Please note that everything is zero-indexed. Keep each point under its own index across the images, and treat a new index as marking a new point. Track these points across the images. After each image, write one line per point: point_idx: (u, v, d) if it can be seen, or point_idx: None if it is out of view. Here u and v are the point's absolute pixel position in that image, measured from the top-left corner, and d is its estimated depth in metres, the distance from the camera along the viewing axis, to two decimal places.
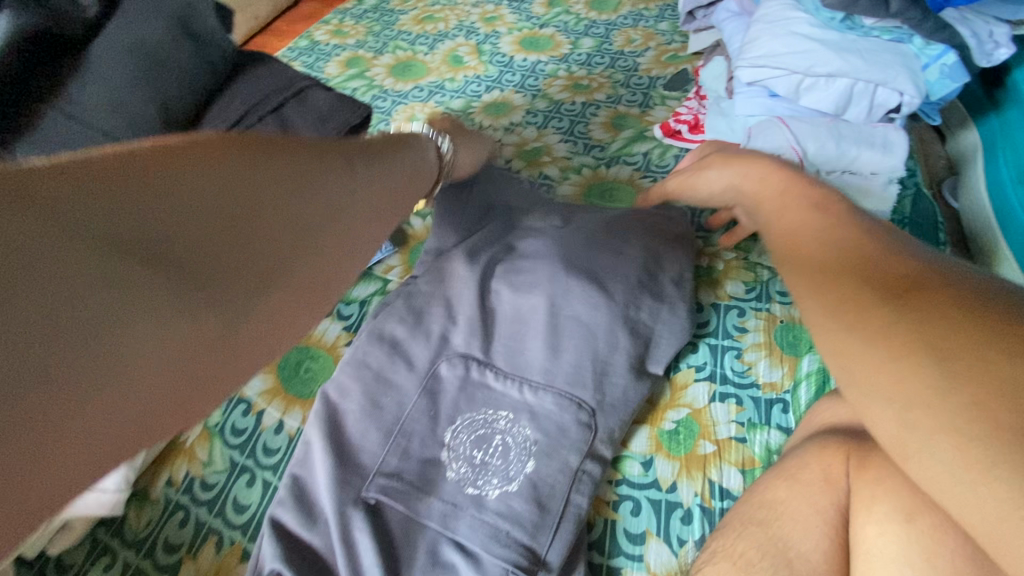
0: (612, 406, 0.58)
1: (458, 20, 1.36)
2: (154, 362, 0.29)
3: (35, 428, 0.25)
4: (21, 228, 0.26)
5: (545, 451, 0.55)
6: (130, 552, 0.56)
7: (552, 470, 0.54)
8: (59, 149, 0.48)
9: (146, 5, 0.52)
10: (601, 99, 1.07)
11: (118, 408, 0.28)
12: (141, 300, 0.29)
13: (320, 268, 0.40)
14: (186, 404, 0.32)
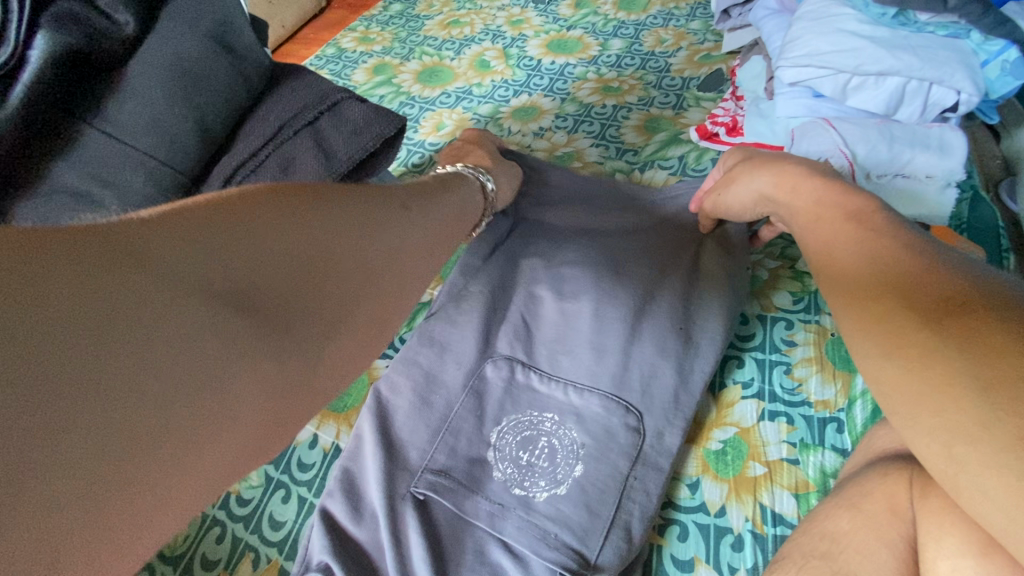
0: (660, 408, 0.58)
1: (484, 24, 1.35)
2: (242, 402, 0.32)
3: (133, 472, 0.27)
4: (131, 280, 0.29)
5: (593, 454, 0.56)
6: (167, 569, 0.56)
7: (601, 473, 0.55)
8: (102, 169, 0.48)
9: (182, 19, 0.49)
10: (632, 101, 1.05)
11: (210, 446, 0.30)
12: (233, 343, 0.32)
13: (378, 308, 0.44)
14: (263, 446, 0.34)
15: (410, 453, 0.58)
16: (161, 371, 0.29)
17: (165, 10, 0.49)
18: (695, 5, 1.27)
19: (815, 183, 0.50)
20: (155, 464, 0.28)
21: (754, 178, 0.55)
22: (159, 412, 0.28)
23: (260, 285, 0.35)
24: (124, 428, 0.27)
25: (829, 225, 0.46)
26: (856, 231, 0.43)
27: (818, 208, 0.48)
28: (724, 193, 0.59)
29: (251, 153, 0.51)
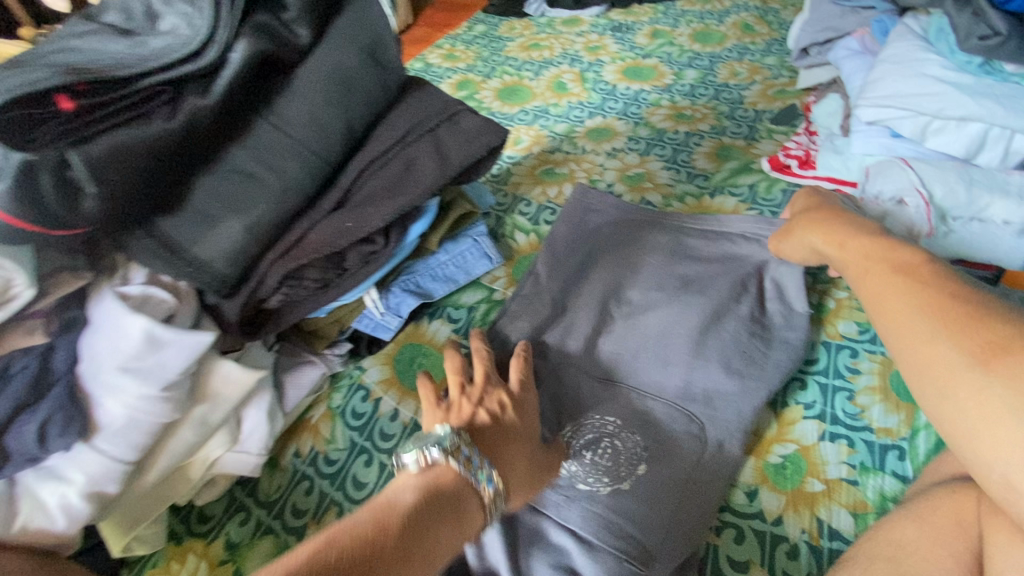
0: (723, 421, 0.62)
1: (563, 48, 1.42)
2: None
3: None
4: None
5: (658, 458, 0.59)
6: (262, 512, 0.63)
7: (665, 474, 0.58)
8: (270, 162, 0.49)
9: (348, 29, 0.51)
10: (705, 130, 1.09)
11: None
12: None
13: None
14: None
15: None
16: None
17: (334, 22, 0.50)
18: (770, 41, 1.33)
19: (861, 242, 0.51)
20: None
21: (808, 235, 0.59)
22: None
23: None
24: None
25: (877, 279, 0.46)
26: (906, 273, 0.45)
27: (867, 256, 0.49)
28: (783, 231, 0.63)
29: (380, 152, 0.55)
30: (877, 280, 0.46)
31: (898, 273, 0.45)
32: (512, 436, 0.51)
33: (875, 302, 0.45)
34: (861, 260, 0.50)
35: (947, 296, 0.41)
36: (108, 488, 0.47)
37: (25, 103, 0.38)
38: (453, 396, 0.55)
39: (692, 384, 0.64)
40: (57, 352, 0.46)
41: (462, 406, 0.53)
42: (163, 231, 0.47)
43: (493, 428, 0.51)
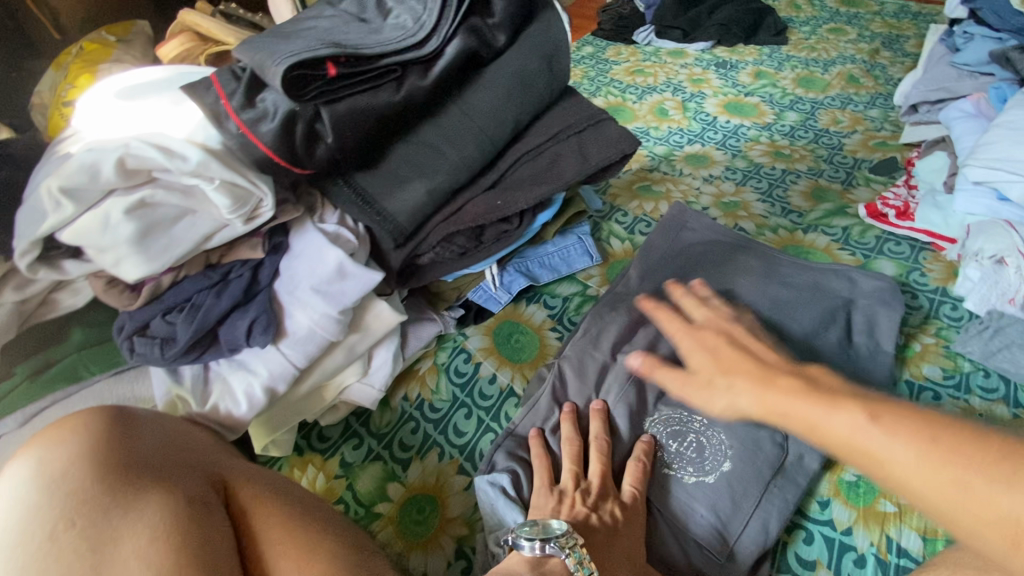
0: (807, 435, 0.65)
1: (667, 77, 1.49)
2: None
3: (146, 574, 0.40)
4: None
5: (741, 457, 0.64)
6: (373, 441, 0.72)
7: (746, 472, 0.63)
8: (450, 140, 0.58)
9: (535, 40, 0.59)
10: (802, 170, 1.13)
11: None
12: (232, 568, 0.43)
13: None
14: None
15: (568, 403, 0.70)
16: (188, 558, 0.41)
17: (526, 32, 0.59)
18: (875, 95, 1.36)
19: (794, 404, 0.45)
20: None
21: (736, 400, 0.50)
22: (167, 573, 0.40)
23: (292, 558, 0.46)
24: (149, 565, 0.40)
25: (844, 433, 0.41)
26: (867, 423, 0.40)
27: (809, 420, 0.43)
28: (702, 392, 0.53)
29: (535, 145, 0.64)
30: (858, 439, 0.40)
31: (860, 429, 0.40)
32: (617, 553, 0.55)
33: (856, 458, 0.41)
34: (794, 418, 0.45)
35: (925, 432, 0.38)
36: (278, 387, 0.56)
37: (303, 66, 0.47)
38: (566, 484, 0.61)
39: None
40: (263, 268, 0.56)
41: (574, 502, 0.58)
42: (360, 184, 0.58)
43: (603, 532, 0.56)
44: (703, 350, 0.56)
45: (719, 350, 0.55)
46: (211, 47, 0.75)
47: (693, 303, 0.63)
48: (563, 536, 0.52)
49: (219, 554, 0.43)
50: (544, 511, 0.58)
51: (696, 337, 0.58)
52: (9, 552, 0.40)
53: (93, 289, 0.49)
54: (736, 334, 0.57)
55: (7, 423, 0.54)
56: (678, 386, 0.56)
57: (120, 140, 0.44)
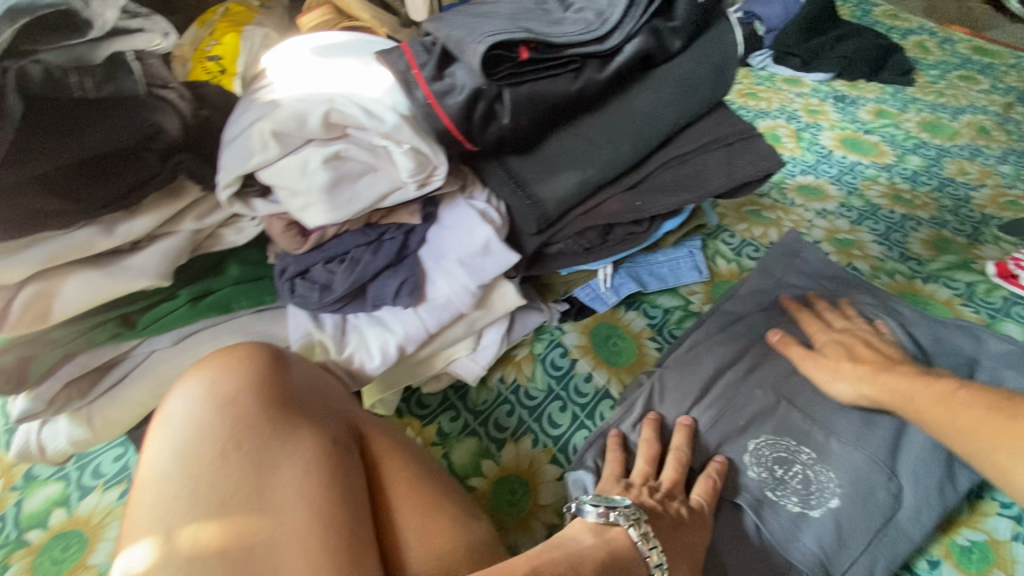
0: (925, 489, 0.62)
1: (781, 104, 1.44)
2: (348, 527, 0.43)
3: (280, 499, 0.43)
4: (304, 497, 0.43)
5: (852, 496, 0.63)
6: (470, 416, 0.74)
7: (856, 515, 0.62)
8: (607, 135, 0.59)
9: (706, 49, 0.59)
10: (923, 217, 1.08)
11: (324, 532, 0.42)
12: (357, 503, 0.45)
13: (450, 542, 0.48)
14: (352, 545, 0.42)
15: (662, 412, 0.70)
16: (323, 485, 0.44)
17: (698, 41, 0.59)
18: (1007, 150, 1.28)
19: (900, 381, 0.61)
20: (256, 513, 0.41)
21: (856, 382, 0.64)
22: (301, 497, 0.43)
23: (404, 502, 0.49)
24: (285, 492, 0.43)
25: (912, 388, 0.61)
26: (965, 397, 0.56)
27: (912, 394, 0.60)
28: (828, 371, 0.67)
29: (683, 152, 0.63)
30: (953, 408, 0.56)
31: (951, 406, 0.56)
32: (676, 544, 0.56)
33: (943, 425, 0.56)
34: (903, 395, 0.60)
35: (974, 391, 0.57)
36: (408, 347, 0.59)
37: (499, 46, 0.49)
38: (635, 479, 0.62)
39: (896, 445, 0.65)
40: (414, 234, 0.58)
41: (641, 492, 0.60)
42: (513, 167, 0.60)
43: (668, 521, 0.58)
44: (838, 347, 0.69)
45: (853, 348, 0.68)
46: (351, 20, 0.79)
47: (836, 315, 0.75)
48: (625, 508, 0.55)
49: (359, 498, 0.46)
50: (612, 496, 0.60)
51: (832, 339, 0.71)
52: (184, 462, 0.43)
53: (272, 228, 0.52)
54: (873, 341, 0.70)
55: (163, 339, 0.59)
56: (806, 357, 0.70)
57: (326, 95, 0.48)
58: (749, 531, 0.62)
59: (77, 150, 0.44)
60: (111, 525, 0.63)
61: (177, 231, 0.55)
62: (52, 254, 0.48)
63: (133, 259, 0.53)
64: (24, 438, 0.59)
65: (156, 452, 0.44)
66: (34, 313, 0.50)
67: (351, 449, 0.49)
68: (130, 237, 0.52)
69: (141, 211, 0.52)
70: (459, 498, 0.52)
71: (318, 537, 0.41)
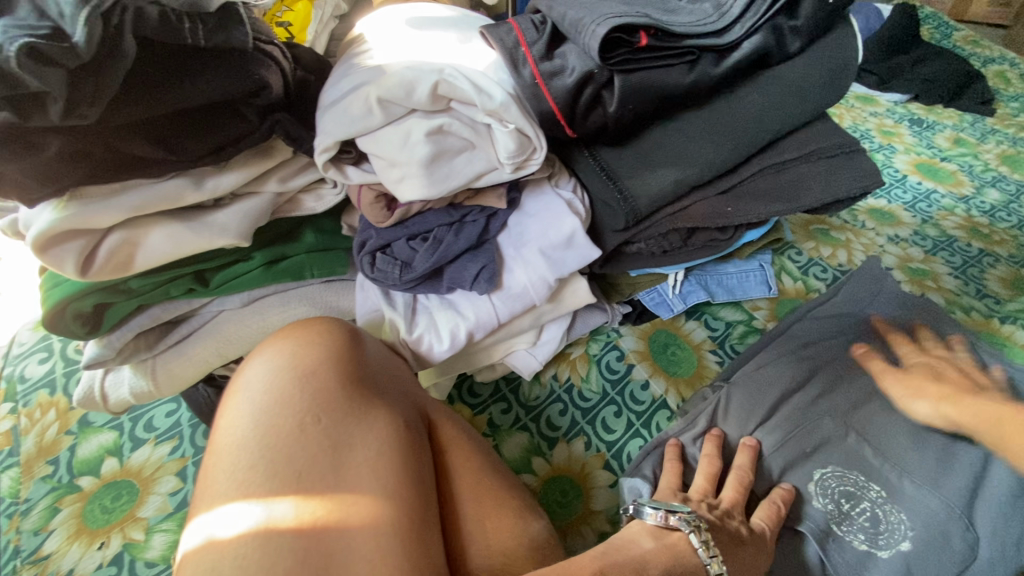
0: (1005, 542, 0.58)
1: (853, 122, 1.39)
2: (424, 513, 0.42)
3: (357, 479, 0.41)
4: (380, 479, 0.41)
5: (925, 540, 0.59)
6: (522, 411, 0.72)
7: (929, 562, 0.58)
8: (709, 134, 0.56)
9: (824, 53, 0.56)
10: (1002, 254, 1.03)
11: (401, 518, 0.40)
12: (429, 490, 0.44)
13: (517, 536, 0.46)
14: (427, 535, 0.41)
15: (725, 429, 0.68)
16: (397, 466, 0.43)
17: (816, 45, 0.56)
18: None
19: (994, 409, 0.63)
20: (333, 491, 0.40)
21: (938, 405, 0.65)
22: (377, 477, 0.41)
23: (470, 490, 0.48)
24: (362, 471, 0.41)
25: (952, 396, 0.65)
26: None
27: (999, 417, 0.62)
28: (907, 389, 0.67)
29: (782, 160, 0.60)
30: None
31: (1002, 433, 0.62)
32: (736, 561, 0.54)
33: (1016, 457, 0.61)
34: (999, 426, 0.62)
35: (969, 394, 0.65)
36: (476, 334, 0.57)
37: (619, 29, 0.47)
38: (693, 493, 0.60)
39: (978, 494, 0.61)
40: (495, 218, 0.56)
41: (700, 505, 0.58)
42: (605, 159, 0.58)
43: (728, 536, 0.55)
44: (923, 368, 0.69)
45: (912, 392, 0.67)
46: None
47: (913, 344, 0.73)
48: (687, 513, 0.52)
49: (430, 481, 0.44)
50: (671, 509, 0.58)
51: (921, 360, 0.71)
52: (262, 430, 0.42)
53: (360, 199, 0.51)
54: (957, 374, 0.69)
55: (233, 299, 0.58)
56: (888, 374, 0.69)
57: (435, 66, 0.46)
58: (811, 563, 0.60)
59: (181, 99, 0.43)
60: (161, 480, 0.62)
61: (260, 192, 0.54)
62: (139, 203, 0.47)
63: (216, 215, 0.51)
64: (89, 383, 0.59)
65: (234, 418, 0.44)
66: (118, 261, 0.49)
67: (422, 432, 0.47)
68: (217, 193, 0.50)
69: (230, 166, 0.51)
70: (523, 492, 0.50)
71: (394, 522, 0.40)
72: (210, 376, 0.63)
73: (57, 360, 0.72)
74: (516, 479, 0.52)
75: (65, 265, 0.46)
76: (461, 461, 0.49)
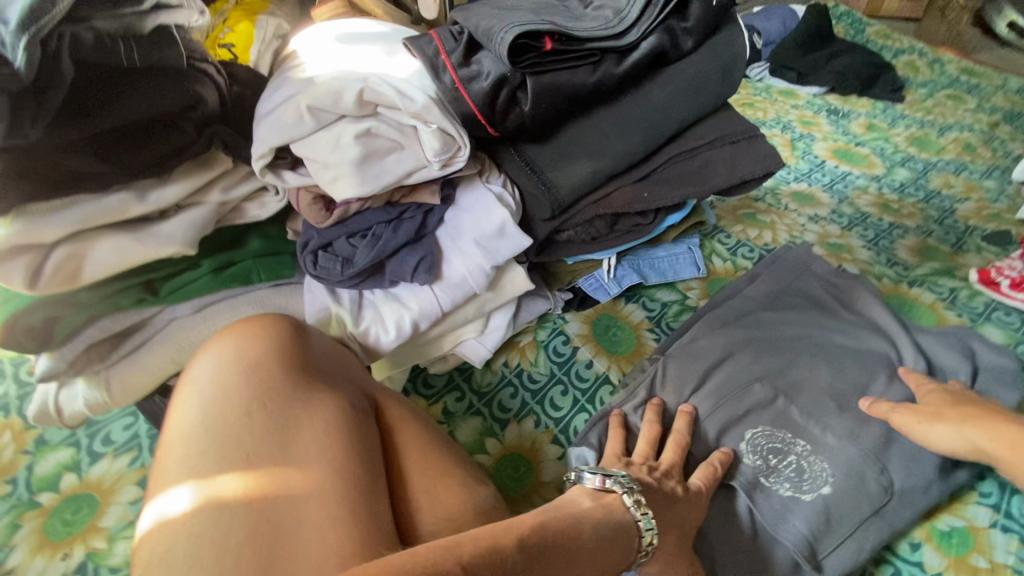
0: (910, 478, 0.65)
1: (777, 114, 1.49)
2: (370, 480, 0.45)
3: (304, 455, 0.44)
4: (326, 453, 0.44)
5: (843, 485, 0.65)
6: (474, 397, 0.76)
7: (846, 502, 0.64)
8: (620, 126, 0.62)
9: (714, 51, 0.63)
10: (910, 226, 1.13)
11: (348, 486, 0.43)
12: (375, 462, 0.47)
13: (464, 502, 0.49)
14: (375, 500, 0.44)
15: (663, 397, 0.73)
16: (342, 441, 0.46)
17: (708, 44, 0.63)
18: (991, 167, 1.33)
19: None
20: (280, 468, 0.43)
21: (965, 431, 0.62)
22: (322, 452, 0.44)
23: (415, 465, 0.51)
24: (308, 448, 0.44)
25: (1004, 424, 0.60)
26: None
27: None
28: (921, 416, 0.65)
29: (690, 148, 0.67)
30: None
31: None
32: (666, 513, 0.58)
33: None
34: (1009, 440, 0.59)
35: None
36: (421, 323, 0.61)
37: (526, 35, 0.53)
38: (634, 458, 0.65)
39: (890, 436, 0.68)
40: (432, 214, 0.61)
41: (640, 467, 0.63)
42: (529, 154, 0.63)
43: (662, 495, 0.60)
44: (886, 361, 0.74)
45: None
46: None
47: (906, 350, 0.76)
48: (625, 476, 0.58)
49: (376, 455, 0.47)
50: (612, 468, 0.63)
51: None
52: (211, 418, 0.45)
53: (298, 201, 0.55)
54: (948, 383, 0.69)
55: (183, 307, 0.61)
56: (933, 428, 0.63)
57: (361, 75, 0.50)
58: (740, 512, 0.65)
59: (120, 116, 0.46)
60: (122, 490, 0.64)
61: (204, 202, 0.57)
62: (86, 217, 0.50)
63: (162, 226, 0.54)
64: (43, 398, 0.60)
65: (184, 411, 0.46)
66: (65, 274, 0.51)
67: (367, 413, 0.50)
68: (161, 205, 0.53)
69: (172, 179, 0.54)
70: (469, 465, 0.54)
71: (340, 490, 0.43)
72: (164, 387, 0.65)
73: (10, 383, 0.73)
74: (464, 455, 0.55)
75: (13, 279, 0.48)
76: (406, 440, 0.52)
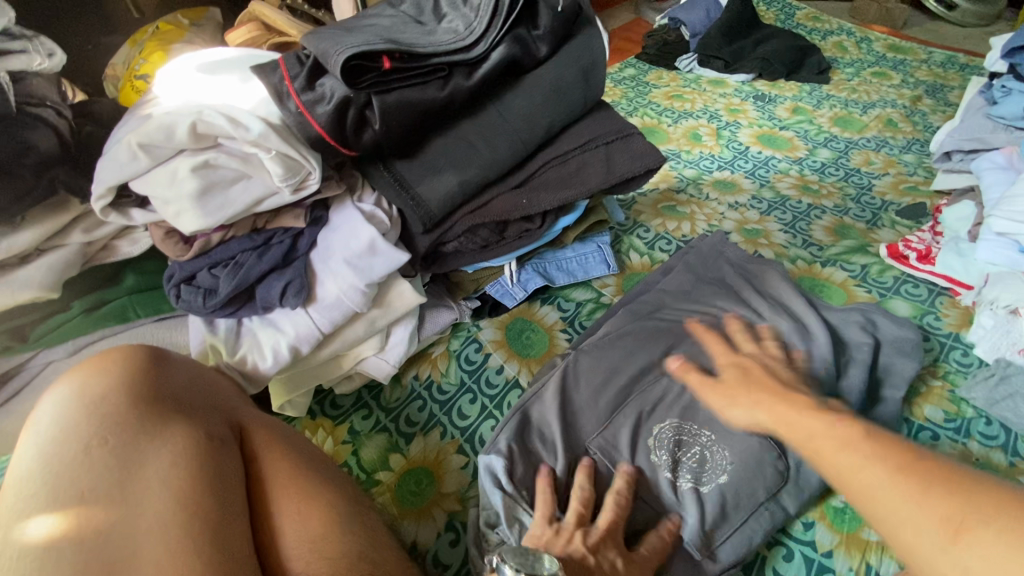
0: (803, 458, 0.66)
1: (704, 104, 1.51)
2: (216, 510, 0.45)
3: (143, 491, 0.44)
4: (167, 486, 0.44)
5: (740, 472, 0.65)
6: (382, 413, 0.76)
7: (742, 490, 0.64)
8: (484, 135, 0.63)
9: (572, 56, 0.65)
10: (828, 206, 1.14)
11: (188, 518, 0.43)
12: (226, 491, 0.46)
13: (327, 521, 0.48)
14: (218, 530, 0.43)
15: (576, 390, 0.71)
16: (187, 472, 0.46)
17: (565, 49, 0.65)
18: (911, 140, 1.35)
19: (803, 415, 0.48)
20: (116, 506, 0.43)
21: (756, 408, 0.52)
22: (164, 485, 0.44)
23: (279, 488, 0.50)
24: (149, 482, 0.44)
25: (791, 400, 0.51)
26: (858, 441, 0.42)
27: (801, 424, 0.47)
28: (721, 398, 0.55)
29: (563, 151, 0.68)
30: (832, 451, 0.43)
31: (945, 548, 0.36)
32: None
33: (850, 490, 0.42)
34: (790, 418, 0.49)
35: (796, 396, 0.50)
36: (300, 347, 0.61)
37: (362, 57, 0.53)
38: (567, 522, 0.58)
39: None
40: (302, 237, 0.61)
41: (571, 537, 0.56)
42: (397, 170, 0.63)
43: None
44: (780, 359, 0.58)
45: None
46: (273, 38, 0.84)
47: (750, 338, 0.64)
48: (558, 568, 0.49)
49: (228, 483, 0.47)
50: (539, 541, 0.55)
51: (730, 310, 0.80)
52: (48, 462, 0.45)
53: (153, 236, 0.55)
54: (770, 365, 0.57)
55: (58, 350, 0.60)
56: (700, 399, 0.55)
57: (195, 108, 0.50)
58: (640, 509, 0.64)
59: None
60: None
61: (65, 244, 0.57)
62: None
63: (17, 272, 0.54)
64: None
65: (25, 455, 0.46)
66: None
67: (226, 441, 0.50)
68: (12, 251, 0.53)
69: (25, 224, 0.54)
70: (342, 484, 0.53)
71: (177, 523, 0.43)
72: None
73: None
74: (338, 473, 0.55)
75: None
76: (274, 464, 0.52)
